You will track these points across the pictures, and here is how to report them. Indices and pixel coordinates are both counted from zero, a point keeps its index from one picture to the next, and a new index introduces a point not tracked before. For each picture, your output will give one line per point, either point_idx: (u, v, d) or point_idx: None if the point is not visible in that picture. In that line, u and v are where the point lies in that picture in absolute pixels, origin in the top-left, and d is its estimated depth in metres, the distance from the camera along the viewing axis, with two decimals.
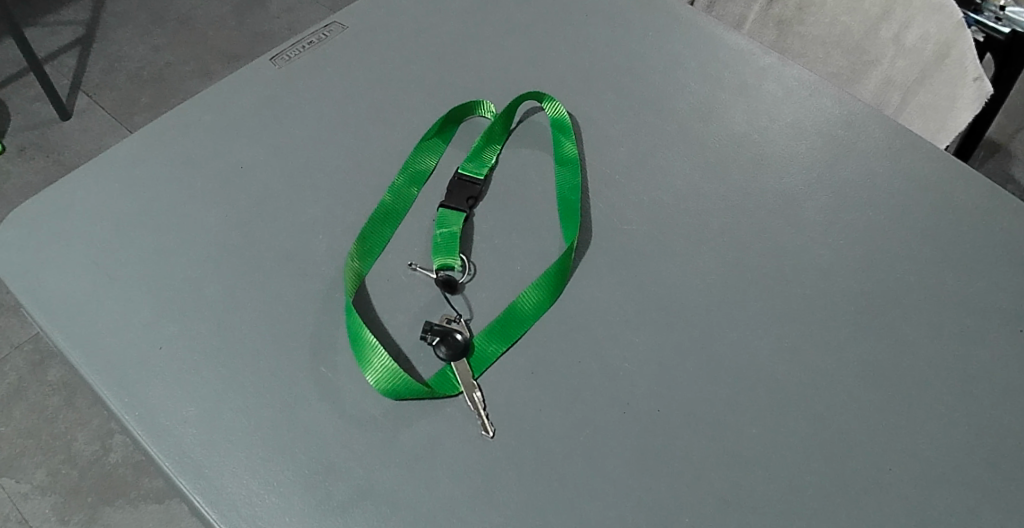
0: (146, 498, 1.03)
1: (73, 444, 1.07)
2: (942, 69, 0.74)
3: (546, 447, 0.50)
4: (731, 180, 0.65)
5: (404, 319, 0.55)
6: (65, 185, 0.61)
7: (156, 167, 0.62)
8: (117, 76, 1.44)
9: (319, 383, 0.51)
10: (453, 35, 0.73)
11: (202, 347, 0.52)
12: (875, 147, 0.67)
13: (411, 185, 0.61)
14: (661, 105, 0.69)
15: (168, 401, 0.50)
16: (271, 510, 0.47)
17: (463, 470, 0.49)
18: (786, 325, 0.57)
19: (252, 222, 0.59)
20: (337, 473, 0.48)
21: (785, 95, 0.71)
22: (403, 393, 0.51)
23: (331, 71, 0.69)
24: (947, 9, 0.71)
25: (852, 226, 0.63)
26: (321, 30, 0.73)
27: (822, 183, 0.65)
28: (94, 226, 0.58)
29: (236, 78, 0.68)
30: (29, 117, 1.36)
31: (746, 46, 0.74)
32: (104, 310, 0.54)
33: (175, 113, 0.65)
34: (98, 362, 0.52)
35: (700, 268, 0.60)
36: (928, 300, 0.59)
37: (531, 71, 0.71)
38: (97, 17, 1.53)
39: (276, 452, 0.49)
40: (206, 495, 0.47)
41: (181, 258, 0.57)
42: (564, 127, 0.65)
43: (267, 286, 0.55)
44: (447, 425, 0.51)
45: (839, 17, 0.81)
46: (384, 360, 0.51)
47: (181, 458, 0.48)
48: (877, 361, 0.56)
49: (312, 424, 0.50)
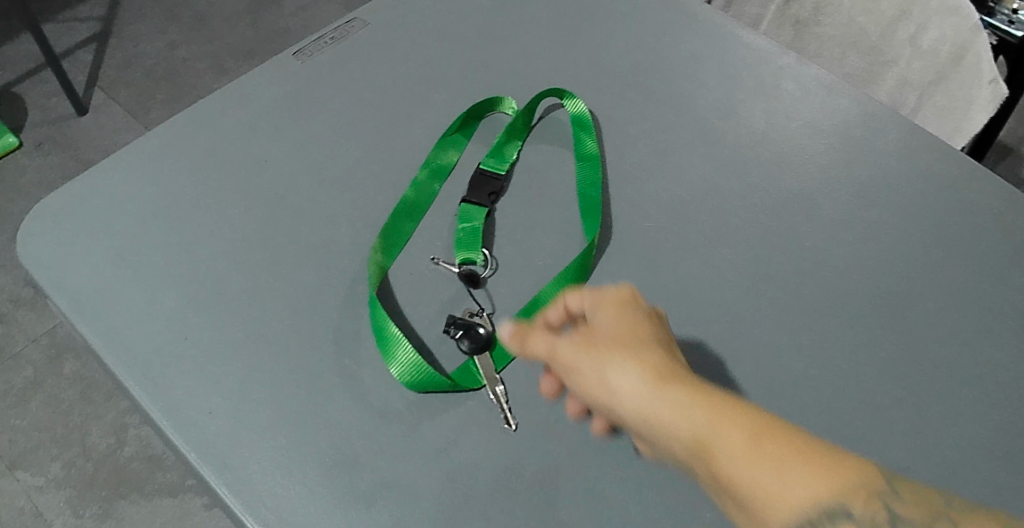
0: (160, 492, 0.99)
1: (88, 438, 1.03)
2: (957, 71, 0.74)
3: (568, 441, 0.51)
4: (751, 179, 0.65)
5: (427, 313, 0.56)
6: (91, 177, 0.61)
7: (181, 160, 0.62)
8: (133, 72, 1.44)
9: (342, 376, 0.52)
10: (474, 31, 0.74)
11: (226, 338, 0.53)
12: (893, 147, 0.68)
13: (433, 180, 0.62)
14: (681, 103, 0.70)
15: (192, 392, 0.51)
16: (295, 501, 0.47)
17: (484, 463, 0.49)
18: (805, 323, 0.57)
19: (275, 216, 0.59)
20: (361, 465, 0.48)
21: (804, 94, 0.71)
22: (427, 386, 0.51)
23: (353, 67, 0.70)
24: (964, 10, 0.71)
25: (870, 225, 0.63)
26: (342, 26, 0.73)
27: (840, 183, 0.65)
28: (119, 217, 0.59)
29: (259, 72, 0.69)
30: (46, 112, 1.37)
31: (765, 45, 0.74)
32: (129, 300, 0.55)
33: (198, 107, 0.66)
34: (123, 352, 0.52)
35: (719, 266, 0.60)
36: (946, 300, 0.59)
37: (552, 67, 0.72)
38: (114, 13, 1.54)
39: (300, 442, 0.49)
40: (230, 485, 0.47)
41: (205, 250, 0.57)
42: (584, 123, 0.66)
43: (290, 279, 0.56)
44: (470, 418, 0.51)
45: (855, 18, 0.81)
46: (409, 353, 0.51)
47: (206, 448, 0.49)
48: (895, 359, 0.56)
49: (336, 416, 0.50)
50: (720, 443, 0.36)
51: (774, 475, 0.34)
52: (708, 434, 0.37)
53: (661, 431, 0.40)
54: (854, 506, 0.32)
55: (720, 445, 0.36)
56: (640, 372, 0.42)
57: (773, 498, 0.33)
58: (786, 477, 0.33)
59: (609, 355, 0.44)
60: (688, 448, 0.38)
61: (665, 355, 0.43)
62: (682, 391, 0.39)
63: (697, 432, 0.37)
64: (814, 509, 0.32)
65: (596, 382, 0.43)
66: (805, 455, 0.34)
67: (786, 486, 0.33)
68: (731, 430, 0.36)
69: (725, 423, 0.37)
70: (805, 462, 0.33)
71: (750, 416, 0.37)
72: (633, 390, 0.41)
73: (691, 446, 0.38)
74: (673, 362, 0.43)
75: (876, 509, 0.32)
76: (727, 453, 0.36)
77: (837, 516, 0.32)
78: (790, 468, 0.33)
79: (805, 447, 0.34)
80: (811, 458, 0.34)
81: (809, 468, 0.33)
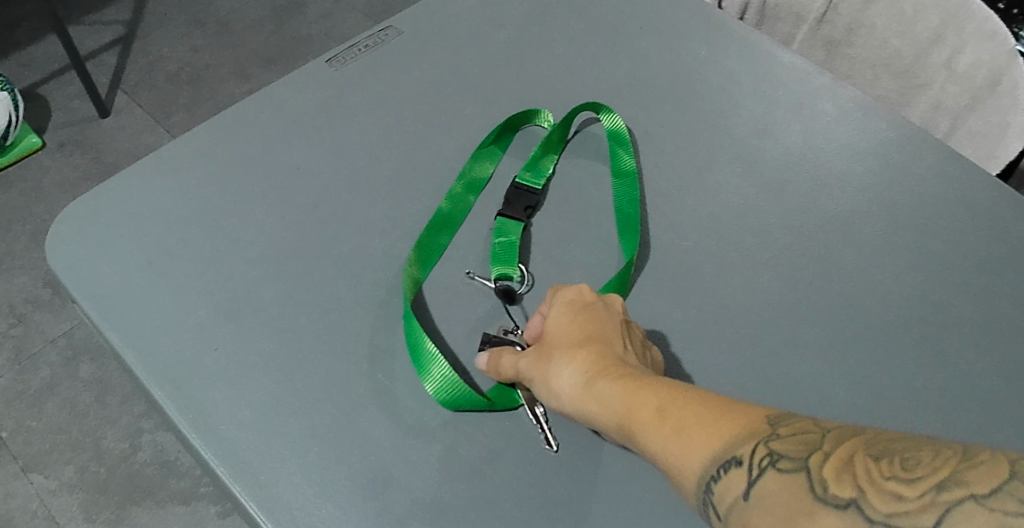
0: (173, 499, 0.97)
1: (102, 442, 1.02)
2: (992, 97, 0.72)
3: (605, 464, 0.49)
4: (789, 200, 0.64)
5: (462, 328, 0.55)
6: (123, 181, 0.61)
7: (215, 166, 0.62)
8: (156, 76, 1.44)
9: (376, 390, 0.51)
10: (509, 43, 0.73)
11: (258, 349, 0.52)
12: (933, 170, 0.66)
13: (468, 192, 0.61)
14: (718, 120, 0.69)
15: (222, 403, 0.50)
16: (326, 518, 0.46)
17: (520, 486, 0.48)
18: (845, 349, 0.56)
19: (309, 225, 0.59)
20: (394, 484, 0.47)
21: (841, 116, 0.70)
22: (462, 405, 0.50)
23: (387, 76, 0.69)
24: (1000, 36, 0.70)
25: (911, 249, 0.62)
26: (376, 34, 0.72)
27: (879, 206, 0.64)
28: (152, 223, 0.58)
29: (293, 79, 0.68)
30: (69, 114, 1.37)
31: (802, 64, 0.73)
32: (160, 308, 0.54)
33: (232, 112, 0.65)
34: (152, 361, 0.51)
35: (758, 289, 0.59)
36: (989, 329, 0.58)
37: (587, 81, 0.71)
38: (138, 17, 1.54)
39: (334, 458, 0.48)
40: (260, 500, 0.46)
41: (238, 258, 0.56)
42: (621, 140, 0.65)
43: (323, 290, 0.55)
44: (505, 438, 0.50)
45: (889, 40, 0.79)
46: (444, 370, 0.50)
47: (235, 462, 0.47)
48: (938, 389, 0.55)
49: (370, 432, 0.49)
50: (637, 422, 0.37)
51: (679, 441, 0.34)
52: (625, 416, 0.38)
53: (595, 418, 0.41)
54: (740, 449, 0.32)
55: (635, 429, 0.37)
56: (570, 365, 0.44)
57: (679, 464, 0.34)
58: (690, 442, 0.34)
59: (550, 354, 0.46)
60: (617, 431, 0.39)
61: (594, 342, 0.45)
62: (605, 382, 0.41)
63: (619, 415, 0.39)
64: (709, 466, 0.32)
65: (541, 384, 0.45)
66: (703, 418, 0.34)
67: (687, 450, 0.34)
68: (643, 407, 0.37)
69: (636, 402, 0.38)
70: (701, 421, 0.34)
71: (659, 391, 0.38)
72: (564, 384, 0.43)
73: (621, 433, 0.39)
74: (602, 346, 0.44)
75: (758, 442, 0.31)
76: (644, 428, 0.37)
77: (726, 464, 0.32)
78: (685, 435, 0.34)
79: (699, 408, 0.35)
80: (705, 418, 0.34)
81: (705, 428, 0.34)
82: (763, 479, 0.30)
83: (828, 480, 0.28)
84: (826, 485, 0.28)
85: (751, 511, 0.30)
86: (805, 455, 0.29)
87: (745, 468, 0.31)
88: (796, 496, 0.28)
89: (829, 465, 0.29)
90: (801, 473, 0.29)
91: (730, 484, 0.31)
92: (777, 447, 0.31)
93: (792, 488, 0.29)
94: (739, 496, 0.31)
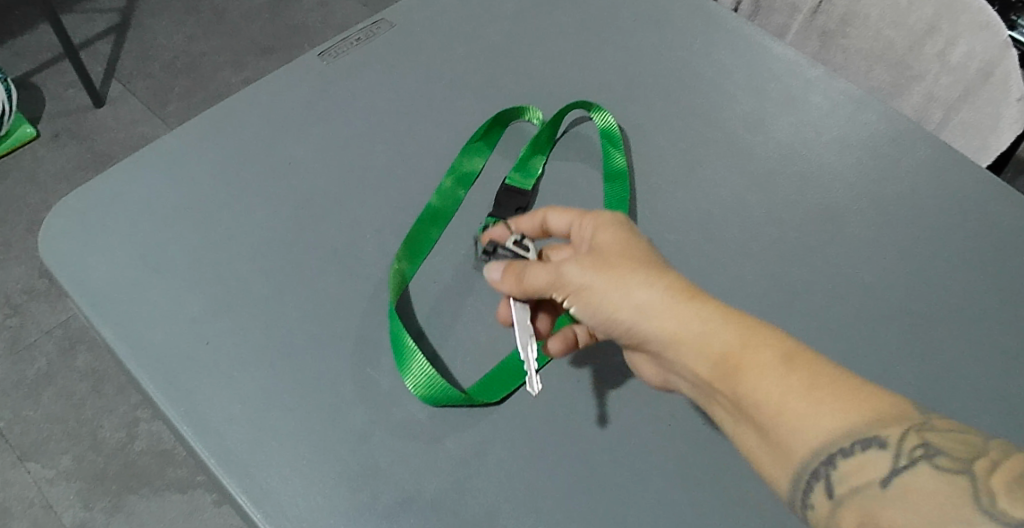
0: (170, 487, 0.98)
1: (99, 431, 1.03)
2: (986, 88, 0.71)
3: (590, 456, 0.50)
4: (778, 193, 0.64)
5: (450, 322, 0.55)
6: (114, 175, 0.61)
7: (206, 160, 0.62)
8: (150, 65, 1.44)
9: (365, 384, 0.51)
10: (501, 36, 0.73)
11: (248, 343, 0.52)
12: (922, 163, 0.67)
13: (458, 186, 0.61)
14: (708, 114, 0.69)
15: (214, 396, 0.50)
16: (315, 511, 0.47)
17: (506, 478, 0.49)
18: (829, 343, 0.57)
19: (299, 219, 0.59)
20: (382, 476, 0.48)
21: (832, 109, 0.70)
22: (440, 399, 0.50)
23: (379, 70, 0.69)
24: (993, 27, 0.68)
25: (898, 243, 0.62)
26: (368, 27, 0.72)
27: (868, 200, 0.64)
28: (143, 217, 0.59)
29: (284, 72, 0.68)
30: (64, 103, 1.37)
31: (794, 57, 0.73)
32: (152, 302, 0.54)
33: (223, 106, 0.66)
34: (144, 355, 0.52)
35: (746, 284, 0.59)
36: (973, 322, 0.58)
37: (578, 74, 0.71)
38: (133, 5, 1.54)
39: (323, 451, 0.49)
40: (250, 492, 0.47)
41: (229, 252, 0.57)
42: (612, 138, 0.65)
43: (313, 284, 0.55)
44: (492, 431, 0.50)
45: (883, 30, 0.78)
46: (423, 365, 0.51)
47: (226, 455, 0.48)
48: (920, 382, 0.55)
49: (358, 425, 0.50)
50: (751, 367, 0.39)
51: (808, 402, 0.37)
52: (735, 355, 0.40)
53: (683, 350, 0.42)
54: (887, 432, 0.35)
55: (749, 373, 0.39)
56: (654, 289, 0.44)
57: (803, 423, 0.37)
58: (824, 409, 0.37)
59: (623, 272, 0.45)
60: (709, 365, 0.41)
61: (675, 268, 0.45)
62: (708, 316, 0.42)
63: (725, 349, 0.40)
64: (843, 438, 0.36)
65: (609, 303, 0.45)
66: (842, 389, 0.37)
67: (817, 413, 0.37)
68: (761, 354, 0.39)
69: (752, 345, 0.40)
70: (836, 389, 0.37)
71: (777, 341, 0.39)
72: (654, 307, 0.43)
73: (718, 369, 0.41)
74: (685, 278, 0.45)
75: (906, 431, 0.35)
76: (757, 370, 0.39)
77: (868, 443, 0.35)
78: (816, 396, 0.37)
79: (835, 374, 0.37)
80: (841, 390, 0.37)
81: (844, 400, 0.37)
82: (915, 470, 0.33)
83: (994, 490, 0.31)
84: (991, 494, 0.31)
85: (892, 494, 0.33)
86: (968, 461, 0.33)
87: (892, 453, 0.34)
88: (957, 498, 0.31)
89: (996, 477, 0.31)
90: (964, 477, 0.32)
91: (871, 464, 0.35)
92: (933, 442, 0.34)
93: (951, 487, 0.32)
94: (877, 479, 0.34)
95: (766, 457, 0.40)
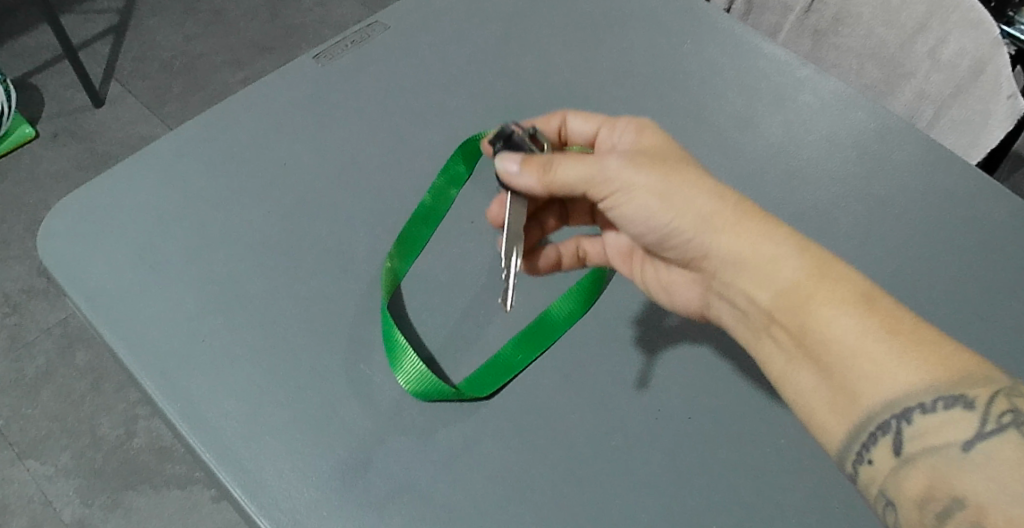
0: (169, 484, 0.99)
1: (98, 428, 1.03)
2: (976, 85, 0.72)
3: (579, 449, 0.51)
4: (767, 191, 0.65)
5: (442, 319, 0.56)
6: (111, 175, 0.62)
7: (202, 160, 0.63)
8: (149, 65, 1.45)
9: (357, 380, 0.52)
10: (494, 37, 0.74)
11: (243, 340, 0.53)
12: (910, 161, 0.67)
13: (452, 186, 0.60)
14: (698, 113, 0.70)
15: (209, 392, 0.51)
16: (308, 504, 0.47)
17: (496, 472, 0.50)
18: None
19: (294, 218, 0.60)
20: (373, 469, 0.49)
21: (822, 107, 0.70)
22: (431, 394, 0.51)
23: (373, 71, 0.70)
24: (984, 25, 0.68)
25: (885, 240, 0.63)
26: (363, 28, 0.73)
27: (856, 198, 0.65)
28: (140, 216, 0.60)
29: (279, 73, 0.69)
30: (63, 103, 1.38)
31: (784, 57, 0.74)
32: (148, 300, 0.55)
33: (219, 107, 0.66)
34: (141, 352, 0.53)
35: None
36: (959, 318, 0.59)
37: (570, 74, 0.72)
38: (132, 5, 1.55)
39: (316, 445, 0.49)
40: (245, 486, 0.48)
41: (224, 251, 0.58)
42: None
43: (307, 282, 0.56)
44: (482, 425, 0.51)
45: (874, 29, 0.79)
46: (415, 363, 0.52)
47: (221, 449, 0.49)
48: None
49: (350, 419, 0.51)
50: (825, 301, 0.42)
51: (888, 349, 0.39)
52: (809, 290, 0.43)
53: (752, 278, 0.45)
54: (973, 392, 0.37)
55: (825, 308, 0.42)
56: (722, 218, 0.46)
57: (879, 365, 0.39)
58: (901, 359, 0.39)
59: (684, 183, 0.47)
60: (776, 295, 0.44)
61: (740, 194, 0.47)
62: (786, 252, 0.44)
63: (798, 281, 0.43)
64: (924, 392, 0.39)
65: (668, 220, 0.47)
66: (926, 343, 0.39)
67: (898, 360, 0.39)
68: (840, 291, 0.42)
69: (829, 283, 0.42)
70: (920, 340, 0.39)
71: (856, 283, 0.42)
72: (728, 224, 0.46)
73: (789, 301, 0.43)
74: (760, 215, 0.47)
75: (993, 394, 0.37)
76: (830, 308, 0.42)
77: (952, 403, 0.38)
78: (897, 342, 0.39)
79: (922, 329, 0.40)
80: (924, 344, 0.39)
81: (929, 356, 0.39)
82: (1000, 438, 0.36)
83: None
84: None
85: (974, 457, 0.36)
86: None
87: (977, 415, 0.37)
88: None
89: None
90: None
91: (954, 423, 0.37)
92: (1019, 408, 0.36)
93: None
94: (958, 442, 0.37)
95: (824, 402, 0.43)
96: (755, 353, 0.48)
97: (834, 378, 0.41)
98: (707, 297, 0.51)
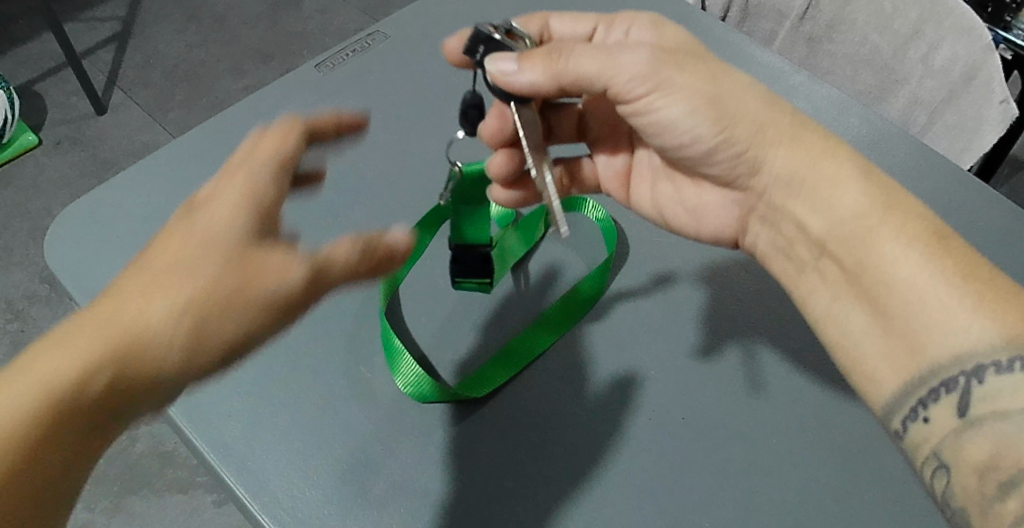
0: (171, 488, 1.00)
1: None
2: (969, 90, 0.72)
3: (575, 449, 0.51)
4: None
5: (440, 324, 0.57)
6: (116, 183, 0.63)
7: (205, 168, 0.64)
8: (152, 72, 1.46)
9: (356, 383, 0.53)
10: None
11: None
12: (902, 166, 0.68)
13: None
14: None
15: (212, 394, 0.52)
16: (309, 503, 0.48)
17: (493, 472, 0.50)
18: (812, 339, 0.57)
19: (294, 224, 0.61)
20: (372, 470, 0.50)
21: (815, 114, 0.71)
22: (428, 395, 0.52)
23: (373, 80, 0.71)
24: (976, 31, 0.70)
25: None
26: (364, 38, 0.74)
27: None
28: (144, 223, 0.61)
29: (281, 83, 0.70)
30: (65, 111, 1.39)
31: (778, 64, 0.75)
32: None
33: (221, 116, 0.67)
34: None
35: (731, 278, 0.60)
36: None
37: None
38: (135, 13, 1.56)
39: (316, 446, 0.50)
40: (248, 486, 0.49)
41: None
42: None
43: None
44: (479, 427, 0.52)
45: (869, 35, 0.79)
46: (413, 367, 0.53)
47: (224, 450, 0.50)
48: None
49: (349, 421, 0.52)
50: (893, 233, 0.43)
51: (963, 293, 0.40)
52: (873, 221, 0.44)
53: (814, 203, 0.46)
54: None
55: (895, 242, 0.43)
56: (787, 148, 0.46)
57: (951, 302, 0.40)
58: (976, 308, 0.40)
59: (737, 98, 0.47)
60: (837, 223, 0.45)
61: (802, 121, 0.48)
62: (857, 189, 0.44)
63: (864, 210, 0.44)
64: (998, 347, 0.39)
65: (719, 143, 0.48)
66: (1002, 293, 0.40)
67: (971, 303, 0.40)
68: (914, 229, 0.43)
69: (898, 216, 0.43)
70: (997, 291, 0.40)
71: (927, 224, 0.43)
72: (784, 136, 0.46)
73: (852, 231, 0.44)
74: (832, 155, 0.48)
75: None
76: (898, 244, 0.42)
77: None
78: (971, 288, 0.40)
79: (1001, 283, 0.40)
80: (999, 296, 0.40)
81: (1006, 308, 0.40)
82: None
83: None
84: None
85: None
86: None
87: None
88: None
89: None
90: None
91: None
92: None
93: None
94: None
95: (876, 347, 0.43)
96: (797, 289, 0.49)
97: (892, 316, 0.42)
98: (746, 218, 0.53)
